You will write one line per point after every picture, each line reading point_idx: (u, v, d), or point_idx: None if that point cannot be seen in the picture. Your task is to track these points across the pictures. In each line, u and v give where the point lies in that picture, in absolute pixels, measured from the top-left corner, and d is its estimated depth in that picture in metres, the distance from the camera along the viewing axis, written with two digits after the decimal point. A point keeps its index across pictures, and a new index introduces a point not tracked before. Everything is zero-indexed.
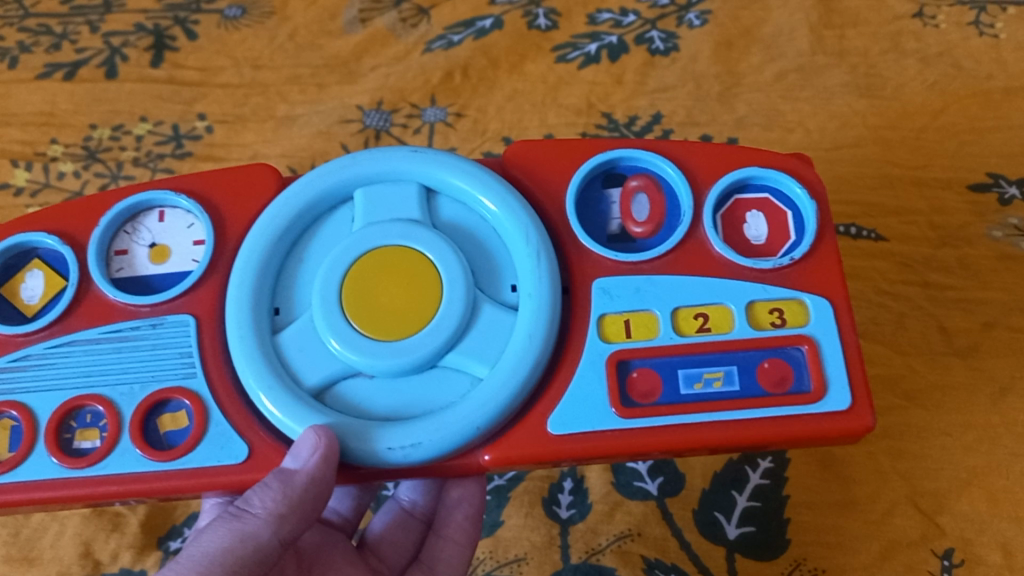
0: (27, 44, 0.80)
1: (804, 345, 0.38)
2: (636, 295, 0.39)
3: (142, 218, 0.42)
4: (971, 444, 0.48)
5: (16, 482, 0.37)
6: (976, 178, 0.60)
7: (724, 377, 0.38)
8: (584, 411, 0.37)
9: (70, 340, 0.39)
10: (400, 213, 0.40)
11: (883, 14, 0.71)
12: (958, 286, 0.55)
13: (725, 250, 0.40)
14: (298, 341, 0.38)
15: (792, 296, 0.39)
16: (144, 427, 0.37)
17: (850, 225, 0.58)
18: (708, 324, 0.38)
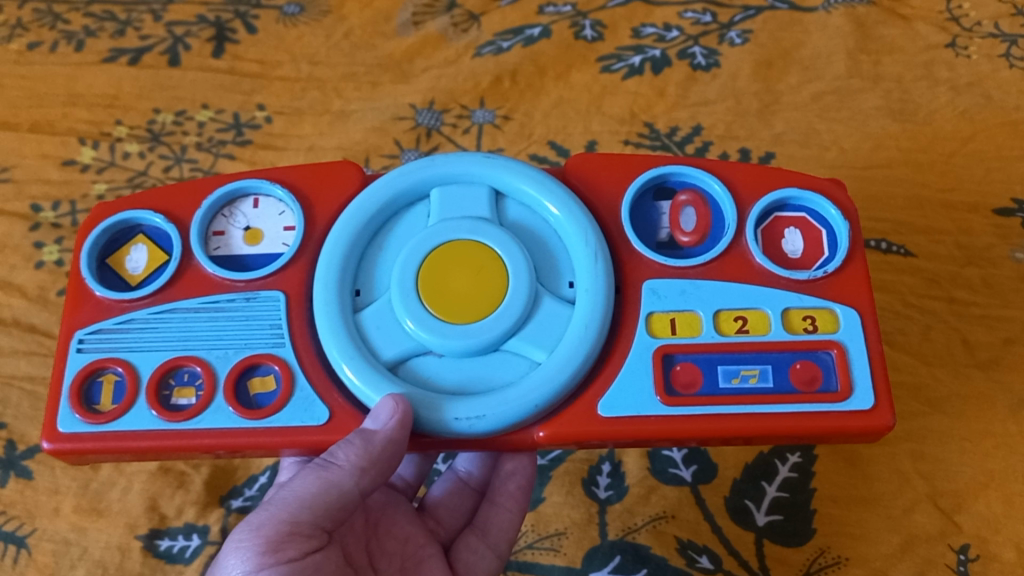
0: (92, 29, 0.83)
1: (834, 349, 0.41)
2: (681, 296, 0.42)
3: (237, 203, 0.46)
4: (990, 449, 0.51)
5: (118, 430, 0.40)
6: (1001, 203, 0.63)
7: (758, 374, 0.40)
8: (628, 399, 0.40)
9: (170, 308, 0.43)
10: (471, 211, 0.43)
11: (918, 44, 0.74)
12: (982, 303, 0.58)
13: (766, 262, 0.42)
14: (376, 321, 0.41)
15: (823, 304, 0.42)
16: (235, 388, 0.41)
17: (881, 241, 0.61)
18: (746, 326, 0.41)
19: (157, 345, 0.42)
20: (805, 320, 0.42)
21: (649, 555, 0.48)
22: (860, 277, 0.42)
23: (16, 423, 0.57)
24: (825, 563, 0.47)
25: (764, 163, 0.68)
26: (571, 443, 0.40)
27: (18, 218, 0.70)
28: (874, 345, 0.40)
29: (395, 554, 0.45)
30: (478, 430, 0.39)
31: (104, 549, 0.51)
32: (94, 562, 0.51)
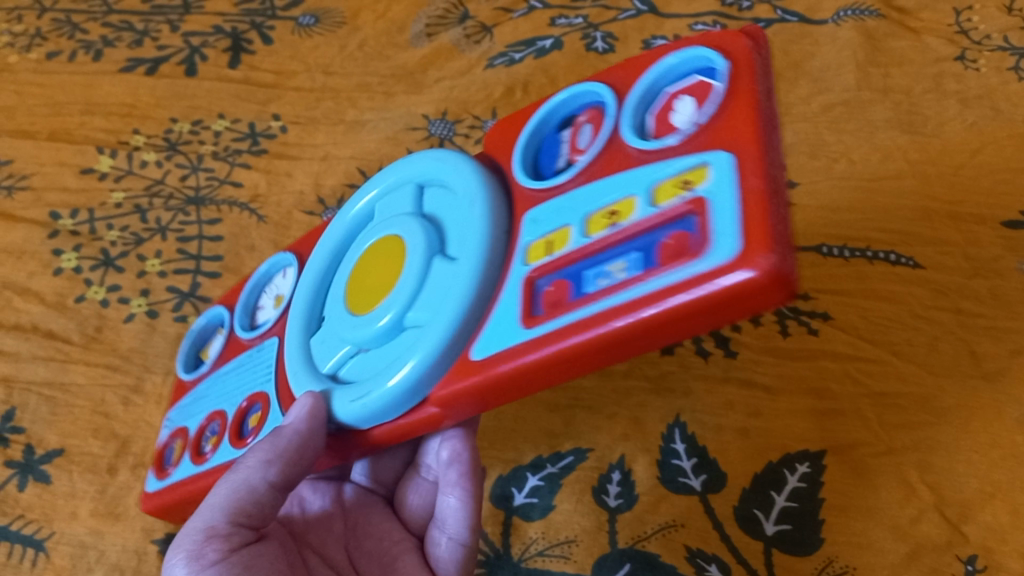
0: (109, 39, 0.87)
1: (695, 208, 0.34)
2: (557, 215, 0.40)
3: (274, 279, 0.55)
4: (997, 460, 0.51)
5: (176, 478, 0.50)
6: (1009, 216, 0.63)
7: (624, 265, 0.36)
8: (503, 333, 0.38)
9: (218, 373, 0.53)
10: (400, 210, 0.47)
11: (926, 57, 0.75)
12: (989, 315, 0.58)
13: (637, 142, 0.39)
14: (322, 335, 0.47)
15: (698, 163, 0.35)
16: (241, 428, 0.49)
17: (890, 252, 0.62)
18: (615, 217, 0.37)
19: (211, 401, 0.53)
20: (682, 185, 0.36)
21: (658, 563, 0.49)
22: (738, 123, 0.35)
23: (33, 428, 0.57)
24: (833, 572, 0.48)
25: None
26: (473, 399, 0.39)
27: (36, 225, 0.70)
28: (732, 189, 0.33)
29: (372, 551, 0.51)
30: (373, 409, 0.42)
31: (120, 552, 0.52)
32: (111, 565, 0.52)
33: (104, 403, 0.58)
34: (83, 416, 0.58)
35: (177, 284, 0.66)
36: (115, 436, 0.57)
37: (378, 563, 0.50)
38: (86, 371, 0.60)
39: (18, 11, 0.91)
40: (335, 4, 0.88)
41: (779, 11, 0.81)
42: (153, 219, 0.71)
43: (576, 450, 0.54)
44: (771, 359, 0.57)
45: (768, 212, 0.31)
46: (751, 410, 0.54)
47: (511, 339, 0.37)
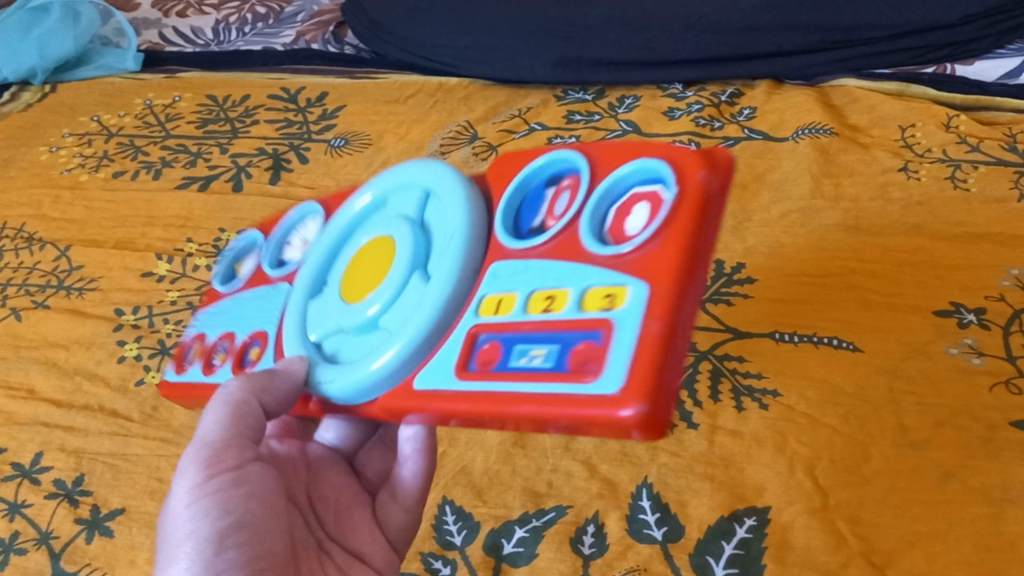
0: (168, 160, 1.01)
1: (603, 328, 0.38)
2: (566, 275, 0.42)
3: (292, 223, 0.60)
4: (917, 514, 0.59)
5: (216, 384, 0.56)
6: (940, 305, 0.73)
7: (544, 354, 0.40)
8: (439, 372, 0.44)
9: (231, 298, 0.60)
10: (399, 211, 0.51)
11: (875, 168, 0.86)
12: (919, 391, 0.67)
13: (589, 242, 0.42)
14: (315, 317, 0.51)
15: (619, 282, 0.39)
16: (241, 357, 0.56)
17: (834, 337, 0.71)
18: (605, 301, 0.39)
19: (225, 317, 0.59)
20: (604, 298, 0.40)
21: None
22: (659, 258, 0.39)
23: (99, 491, 0.68)
24: None
25: (736, 271, 0.79)
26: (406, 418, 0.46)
27: (103, 319, 0.82)
28: (642, 323, 0.37)
29: (333, 501, 0.58)
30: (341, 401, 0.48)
31: None
32: None
33: (158, 469, 0.68)
34: (141, 481, 0.68)
35: None
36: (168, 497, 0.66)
37: (336, 511, 0.58)
38: (145, 443, 0.70)
39: (89, 136, 1.06)
40: (364, 127, 1.02)
41: (746, 130, 0.94)
42: None
43: (558, 506, 0.63)
44: (727, 429, 0.66)
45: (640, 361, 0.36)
46: (709, 473, 0.63)
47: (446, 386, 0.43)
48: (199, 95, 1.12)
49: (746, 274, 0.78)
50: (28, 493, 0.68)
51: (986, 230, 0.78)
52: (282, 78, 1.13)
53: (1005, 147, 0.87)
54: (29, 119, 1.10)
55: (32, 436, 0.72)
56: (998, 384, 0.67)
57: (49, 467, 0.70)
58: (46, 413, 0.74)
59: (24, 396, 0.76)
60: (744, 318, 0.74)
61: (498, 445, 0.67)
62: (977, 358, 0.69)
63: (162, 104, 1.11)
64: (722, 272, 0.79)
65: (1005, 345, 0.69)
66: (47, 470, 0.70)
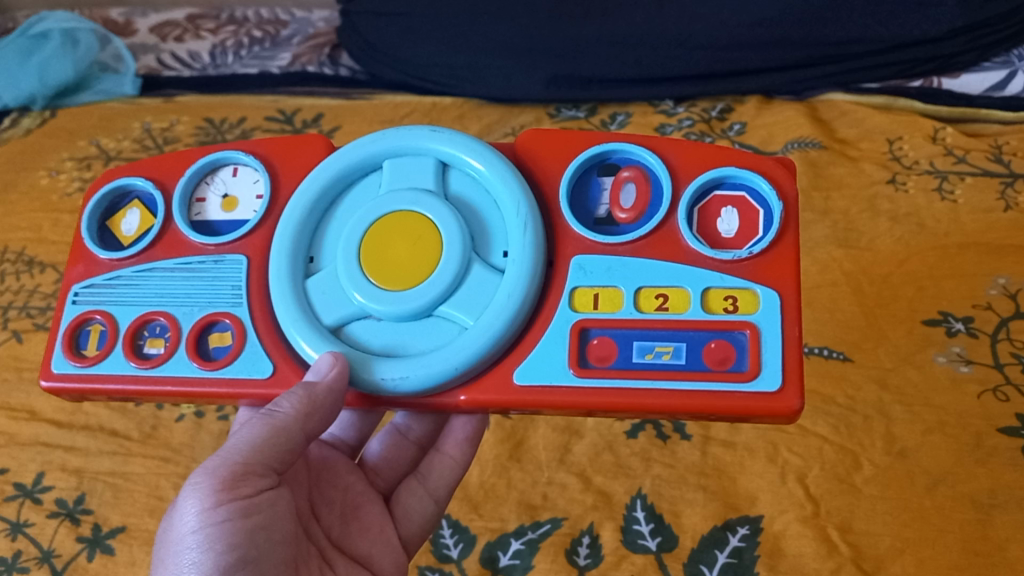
0: None
1: (747, 331, 0.46)
2: (674, 275, 0.47)
3: (219, 171, 0.54)
4: (907, 520, 0.61)
5: (163, 374, 0.48)
6: (928, 315, 0.74)
7: (672, 352, 0.46)
8: (544, 368, 0.46)
9: (151, 267, 0.51)
10: (414, 181, 0.50)
11: (863, 181, 0.87)
12: (908, 400, 0.68)
13: (694, 242, 0.48)
14: (321, 287, 0.48)
15: (746, 286, 0.47)
16: (197, 341, 0.49)
17: (824, 347, 0.72)
18: (667, 303, 0.47)
19: (135, 296, 0.51)
20: (726, 301, 0.47)
21: None
22: (783, 263, 0.47)
23: (100, 510, 0.68)
24: None
25: None
26: (490, 408, 0.47)
27: None
28: (780, 330, 0.45)
29: (338, 503, 0.54)
30: (403, 389, 0.46)
31: None
32: None
33: (158, 488, 0.69)
34: (141, 499, 0.69)
35: None
36: None
37: (346, 513, 0.54)
38: (144, 462, 0.71)
39: (89, 160, 1.08)
40: None
41: (736, 145, 0.95)
42: None
43: (553, 518, 0.64)
44: (720, 439, 0.66)
45: (795, 360, 0.45)
46: (702, 484, 0.64)
47: (559, 382, 0.46)
48: (196, 117, 1.13)
49: None
50: (29, 512, 0.70)
51: (973, 240, 0.80)
52: (278, 100, 1.14)
53: (992, 158, 0.88)
54: (28, 144, 1.12)
55: (33, 456, 0.73)
56: (986, 392, 0.68)
57: (51, 486, 0.71)
58: (46, 433, 0.74)
59: (24, 417, 0.76)
60: None
61: (491, 459, 0.67)
62: (965, 366, 0.70)
63: (160, 127, 1.12)
64: None
65: (993, 352, 0.71)
66: (48, 490, 0.71)
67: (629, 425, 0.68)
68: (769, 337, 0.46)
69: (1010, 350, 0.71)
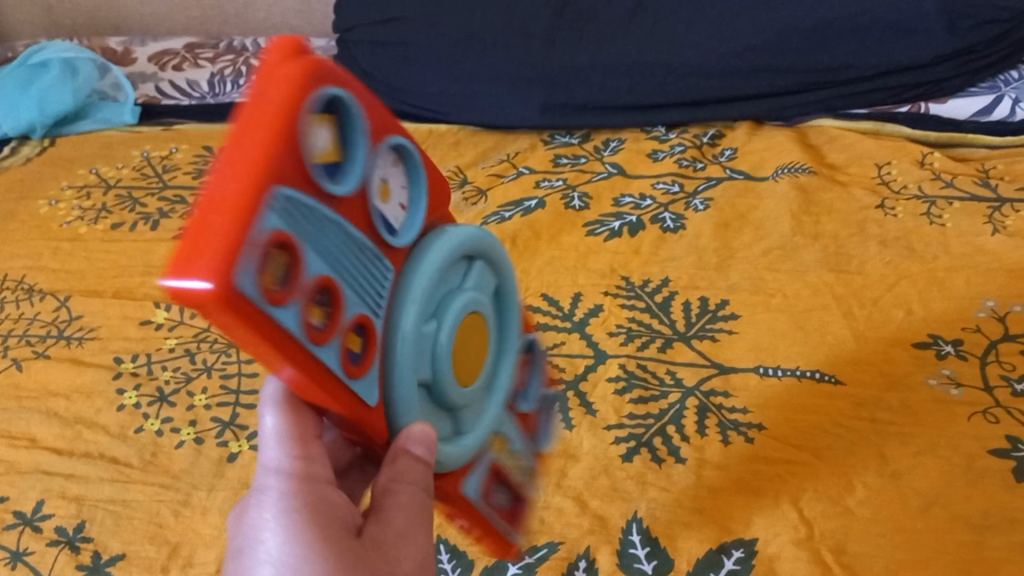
0: (165, 211, 1.03)
1: (526, 498, 0.64)
2: (518, 449, 0.63)
3: (389, 154, 0.47)
4: (900, 542, 0.61)
5: (320, 360, 0.38)
6: (918, 338, 0.75)
7: (499, 492, 0.61)
8: (462, 474, 0.56)
9: (337, 224, 0.40)
10: (482, 285, 0.53)
11: (853, 206, 0.89)
12: (899, 422, 0.68)
13: (540, 436, 0.66)
14: (431, 344, 0.47)
15: (534, 471, 0.66)
16: (348, 339, 0.41)
17: (816, 370, 0.73)
18: (506, 460, 0.62)
19: (303, 226, 0.37)
20: (524, 474, 0.64)
21: None
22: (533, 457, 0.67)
23: (100, 537, 0.69)
24: None
25: (720, 308, 0.81)
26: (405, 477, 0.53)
27: (103, 368, 0.83)
28: (530, 505, 0.65)
29: None
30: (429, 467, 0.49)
31: None
32: None
33: (158, 515, 0.70)
34: (141, 526, 0.69)
35: (220, 414, 0.78)
36: (167, 542, 0.68)
37: None
38: (144, 489, 0.72)
39: (88, 189, 1.09)
40: None
41: (728, 170, 0.97)
42: (201, 360, 0.83)
43: (550, 543, 0.64)
44: (714, 463, 0.68)
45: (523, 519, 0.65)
46: (697, 507, 0.65)
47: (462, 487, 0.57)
48: (195, 146, 1.15)
49: (730, 310, 0.80)
50: (29, 540, 0.69)
51: (961, 264, 0.81)
52: None
53: (979, 183, 0.90)
54: (28, 173, 1.13)
55: (33, 484, 0.73)
56: (977, 413, 0.68)
57: (51, 514, 0.71)
58: (47, 461, 0.75)
59: (25, 445, 0.77)
60: (728, 353, 0.76)
61: None
62: (955, 388, 0.70)
63: (159, 156, 1.13)
64: (707, 309, 0.81)
65: (982, 375, 0.71)
66: (48, 518, 0.71)
67: (624, 449, 0.70)
68: (529, 508, 0.65)
69: (998, 371, 0.72)
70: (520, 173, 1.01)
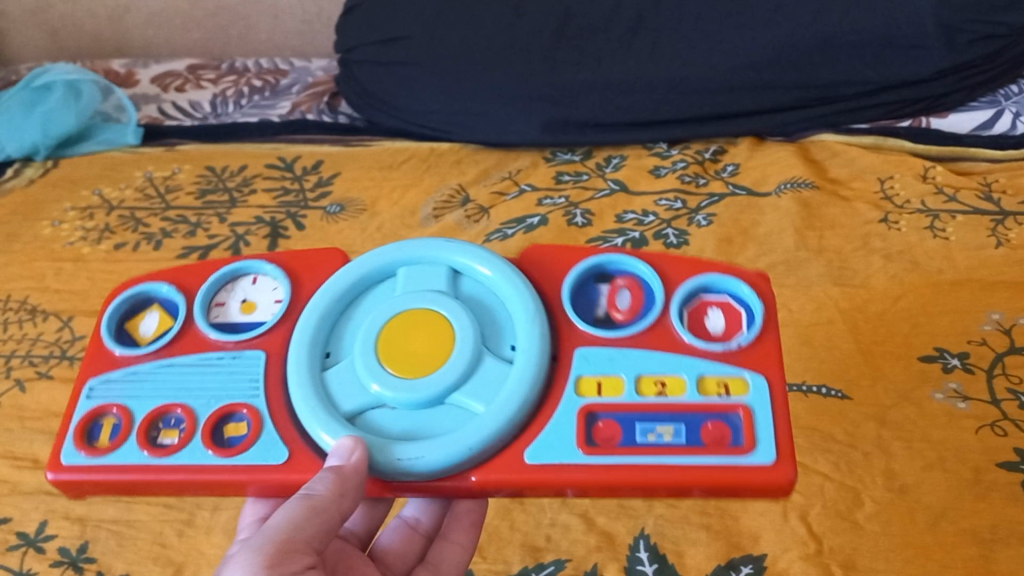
0: (168, 230, 1.04)
1: (606, 416, 0.52)
2: (609, 361, 0.53)
3: (239, 281, 0.60)
4: (910, 556, 0.61)
5: (178, 461, 0.51)
6: (923, 351, 0.75)
7: (672, 431, 0.51)
8: (554, 450, 0.50)
9: (170, 362, 0.55)
10: (426, 284, 0.56)
11: (857, 221, 0.89)
12: (905, 436, 0.68)
13: (683, 334, 0.54)
14: (339, 377, 0.52)
15: (736, 374, 0.52)
16: (212, 431, 0.52)
17: (821, 385, 0.73)
18: (664, 389, 0.52)
19: (131, 393, 0.55)
20: (658, 384, 0.52)
21: None
22: (660, 334, 0.54)
23: (104, 558, 0.68)
24: None
25: None
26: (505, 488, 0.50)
27: None
28: (773, 409, 0.51)
29: None
30: (423, 467, 0.49)
31: None
32: None
33: (161, 534, 0.69)
34: (145, 547, 0.69)
35: None
36: (171, 562, 0.68)
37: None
38: (148, 508, 0.71)
39: (91, 210, 1.09)
40: (358, 194, 1.06)
41: (730, 186, 0.97)
42: None
43: (556, 560, 0.64)
44: None
45: None
46: (704, 522, 0.65)
47: (567, 459, 0.50)
48: (198, 166, 1.14)
49: None
50: (32, 561, 0.69)
51: (966, 277, 0.81)
52: (279, 148, 1.16)
53: (981, 197, 0.90)
54: (32, 194, 1.13)
55: (36, 505, 0.73)
56: (984, 427, 0.68)
57: (54, 535, 0.70)
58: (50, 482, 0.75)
59: (29, 466, 0.76)
60: None
61: (495, 503, 0.68)
62: (963, 402, 0.70)
63: (162, 176, 1.13)
64: None
65: (989, 388, 0.71)
66: (51, 539, 0.70)
67: None
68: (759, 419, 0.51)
69: (1006, 385, 0.71)
70: (522, 190, 1.02)
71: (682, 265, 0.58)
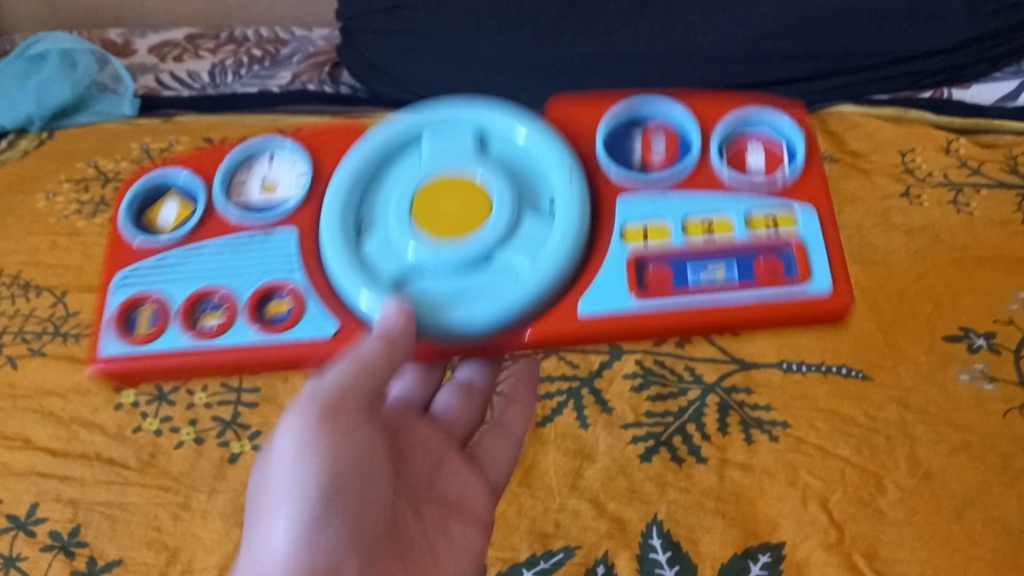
0: None
1: (661, 266, 0.55)
2: (653, 207, 0.56)
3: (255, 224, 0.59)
4: (936, 547, 0.60)
5: (229, 340, 0.54)
6: (948, 331, 0.72)
7: (726, 270, 0.54)
8: (611, 298, 0.53)
9: (201, 247, 0.58)
10: (453, 145, 0.57)
11: (877, 194, 0.85)
12: (929, 418, 0.66)
13: (729, 176, 0.57)
14: (379, 249, 0.54)
15: (783, 208, 0.56)
16: (256, 305, 0.55)
17: (843, 366, 0.70)
18: (712, 228, 0.55)
19: (166, 278, 0.57)
20: (706, 225, 0.56)
21: None
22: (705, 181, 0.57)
23: (97, 542, 0.67)
24: None
25: None
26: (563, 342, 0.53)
27: None
28: (827, 239, 0.55)
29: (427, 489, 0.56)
30: (479, 323, 0.52)
31: None
32: None
33: (156, 518, 0.68)
34: (139, 531, 0.67)
35: (219, 413, 0.74)
36: (166, 547, 0.66)
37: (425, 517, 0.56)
38: (143, 492, 0.69)
39: (87, 183, 1.08)
40: None
41: None
42: None
43: (566, 547, 0.62)
44: (737, 463, 0.65)
45: None
46: (719, 510, 0.63)
47: (628, 306, 0.53)
48: (197, 138, 1.12)
49: None
50: (23, 546, 0.68)
51: (991, 254, 0.78)
52: (279, 119, 1.13)
53: (1008, 170, 0.86)
54: (27, 167, 1.10)
55: (29, 487, 0.71)
56: (1012, 410, 0.66)
57: (45, 519, 0.69)
58: (42, 462, 0.72)
59: (20, 446, 0.73)
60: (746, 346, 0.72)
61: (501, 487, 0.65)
62: (988, 384, 0.68)
63: (159, 149, 1.11)
64: None
65: (1017, 370, 0.69)
66: (42, 522, 0.69)
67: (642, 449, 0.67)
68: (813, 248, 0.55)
69: None
70: None
71: (716, 110, 0.60)
